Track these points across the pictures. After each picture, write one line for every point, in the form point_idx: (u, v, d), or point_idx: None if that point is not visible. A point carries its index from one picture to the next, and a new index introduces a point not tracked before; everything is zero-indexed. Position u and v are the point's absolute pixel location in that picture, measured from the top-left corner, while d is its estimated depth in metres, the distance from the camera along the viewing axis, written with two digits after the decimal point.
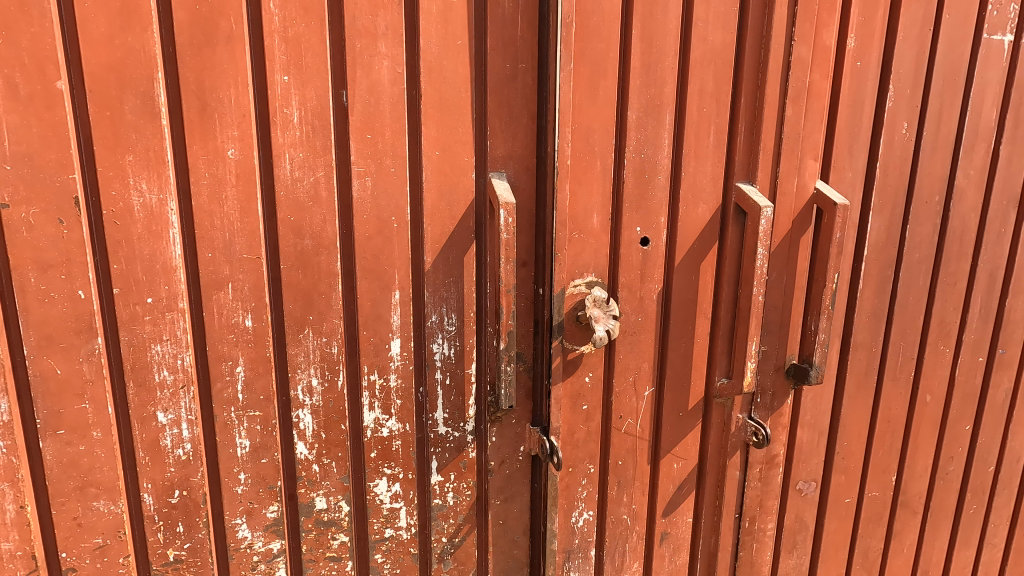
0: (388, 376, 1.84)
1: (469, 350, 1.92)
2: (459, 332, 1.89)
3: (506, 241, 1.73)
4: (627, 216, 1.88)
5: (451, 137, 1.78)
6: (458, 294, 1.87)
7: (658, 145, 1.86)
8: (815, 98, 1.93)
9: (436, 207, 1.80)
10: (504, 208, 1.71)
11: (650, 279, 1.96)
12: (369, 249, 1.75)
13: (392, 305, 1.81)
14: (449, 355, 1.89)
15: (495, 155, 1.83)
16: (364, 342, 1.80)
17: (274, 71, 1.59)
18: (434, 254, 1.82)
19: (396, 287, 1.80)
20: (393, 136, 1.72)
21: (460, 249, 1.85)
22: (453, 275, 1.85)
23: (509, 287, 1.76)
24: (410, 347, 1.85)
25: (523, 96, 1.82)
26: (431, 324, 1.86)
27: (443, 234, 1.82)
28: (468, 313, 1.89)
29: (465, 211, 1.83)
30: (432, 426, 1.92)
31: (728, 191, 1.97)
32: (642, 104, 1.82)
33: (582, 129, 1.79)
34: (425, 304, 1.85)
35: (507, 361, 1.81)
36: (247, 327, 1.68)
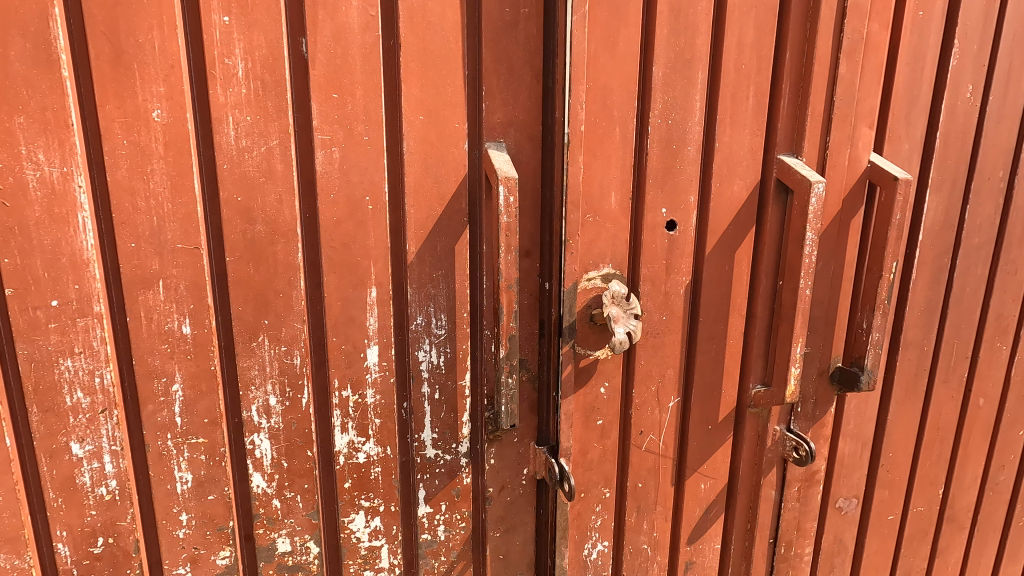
0: (364, 391, 1.53)
1: (462, 357, 1.60)
2: (450, 336, 1.58)
3: (506, 226, 1.41)
4: (650, 195, 1.56)
5: (438, 99, 1.45)
6: (448, 291, 1.55)
7: (689, 108, 1.54)
8: (873, 53, 1.62)
9: (420, 185, 1.47)
10: (504, 184, 1.40)
11: (677, 271, 1.65)
12: (338, 236, 1.43)
13: (367, 305, 1.48)
14: (437, 364, 1.58)
15: (492, 121, 1.50)
16: (334, 351, 1.48)
17: (211, 10, 1.24)
18: (418, 242, 1.49)
19: (372, 283, 1.48)
20: (366, 95, 1.39)
21: (450, 236, 1.52)
22: (441, 268, 1.53)
23: (511, 281, 1.45)
24: (390, 355, 1.54)
25: (526, 50, 1.50)
26: (415, 327, 1.54)
27: (429, 218, 1.49)
28: (461, 313, 1.57)
29: (456, 190, 1.50)
30: (419, 449, 1.60)
31: (768, 165, 1.66)
32: (670, 59, 1.50)
33: (599, 88, 1.46)
34: (408, 303, 1.52)
35: (508, 371, 1.50)
36: (184, 335, 1.35)
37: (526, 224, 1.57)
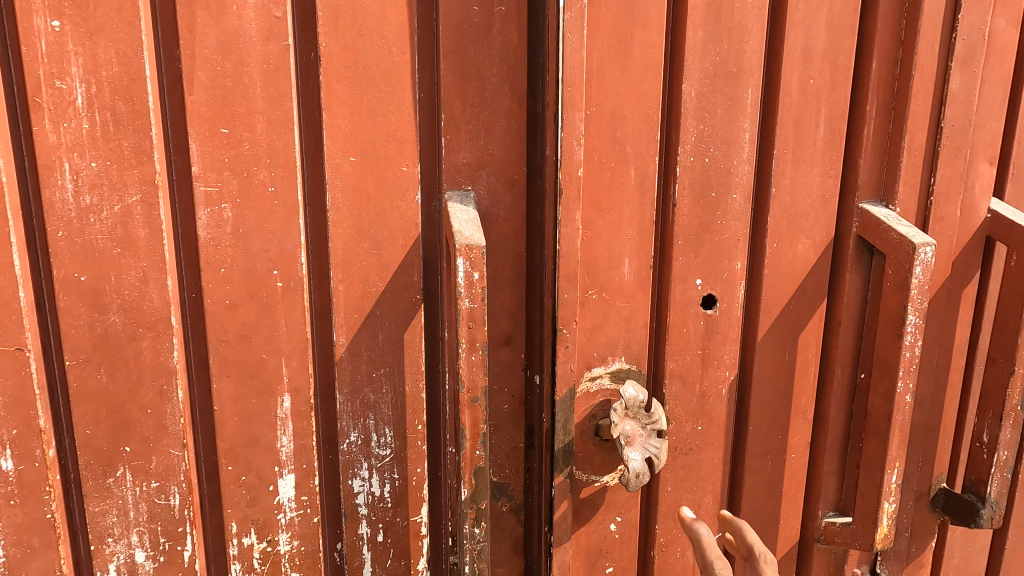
0: (276, 535, 1.10)
1: (416, 483, 1.16)
2: (398, 456, 1.14)
3: (469, 314, 0.97)
4: (679, 262, 1.11)
5: (377, 133, 1.03)
6: (394, 395, 1.12)
7: (734, 141, 1.10)
8: (995, 61, 1.16)
9: (352, 252, 1.05)
10: (463, 254, 0.95)
11: (717, 364, 1.18)
12: (233, 326, 1.02)
13: (278, 419, 1.06)
14: (380, 494, 1.15)
15: (456, 162, 1.08)
16: (230, 485, 1.06)
17: (33, 11, 0.85)
18: (350, 330, 1.08)
19: (285, 388, 1.06)
20: (272, 131, 0.98)
21: (396, 321, 1.10)
22: (385, 364, 1.11)
23: (476, 393, 1.00)
24: (312, 485, 1.11)
25: (503, 63, 1.07)
26: (347, 446, 1.12)
27: (366, 296, 1.07)
28: (413, 424, 1.14)
29: (405, 257, 1.08)
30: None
31: (844, 217, 1.19)
32: (707, 73, 1.06)
33: (605, 115, 1.03)
34: (337, 413, 1.10)
35: (474, 517, 1.04)
36: (4, 471, 0.94)
37: (505, 302, 1.13)
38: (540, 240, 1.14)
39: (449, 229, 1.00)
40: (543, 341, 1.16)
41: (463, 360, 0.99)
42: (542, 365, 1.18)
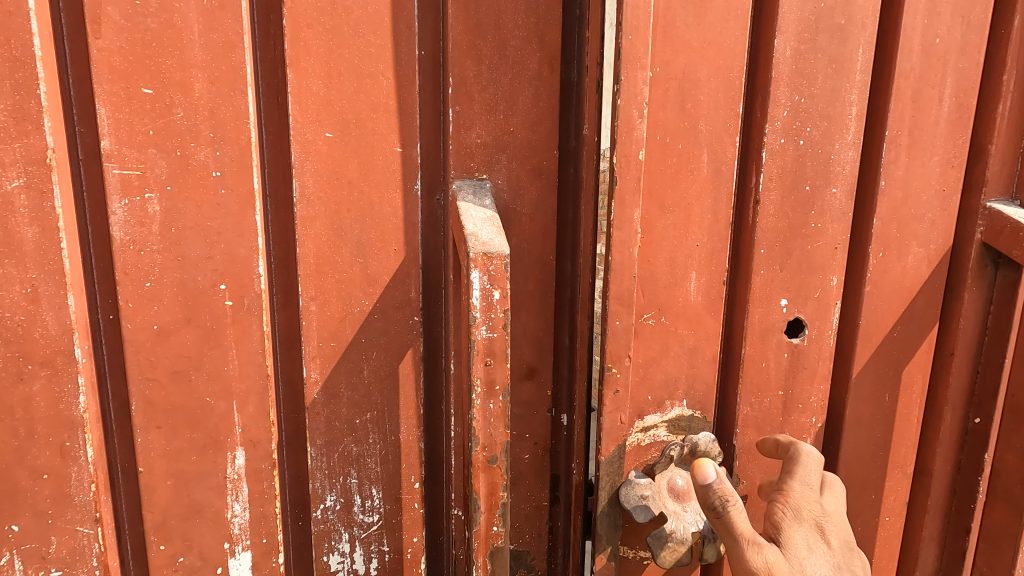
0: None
1: (412, 556, 0.90)
2: (388, 523, 0.88)
3: (485, 347, 0.70)
4: (761, 276, 0.84)
5: (362, 101, 0.76)
6: (383, 446, 0.86)
7: (837, 117, 0.83)
8: None
9: (327, 260, 0.78)
10: (479, 265, 0.68)
11: (803, 408, 0.90)
12: (163, 360, 0.74)
13: (228, 482, 0.79)
14: (365, 573, 0.88)
15: (468, 144, 0.81)
16: (163, 568, 0.79)
17: None
18: (326, 363, 0.81)
19: (237, 441, 0.79)
20: (215, 94, 0.71)
21: (387, 350, 0.83)
22: (372, 407, 0.84)
23: (494, 451, 0.73)
24: (274, 565, 0.83)
25: (530, 11, 0.80)
26: (321, 513, 0.85)
27: (347, 318, 0.81)
28: (406, 481, 0.87)
29: (398, 268, 0.81)
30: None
31: (965, 220, 0.93)
32: (807, 25, 0.79)
33: (672, 79, 0.76)
34: (309, 470, 0.84)
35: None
36: None
37: (528, 325, 0.87)
38: (572, 246, 0.88)
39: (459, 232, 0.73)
40: (574, 373, 0.89)
41: (479, 407, 0.71)
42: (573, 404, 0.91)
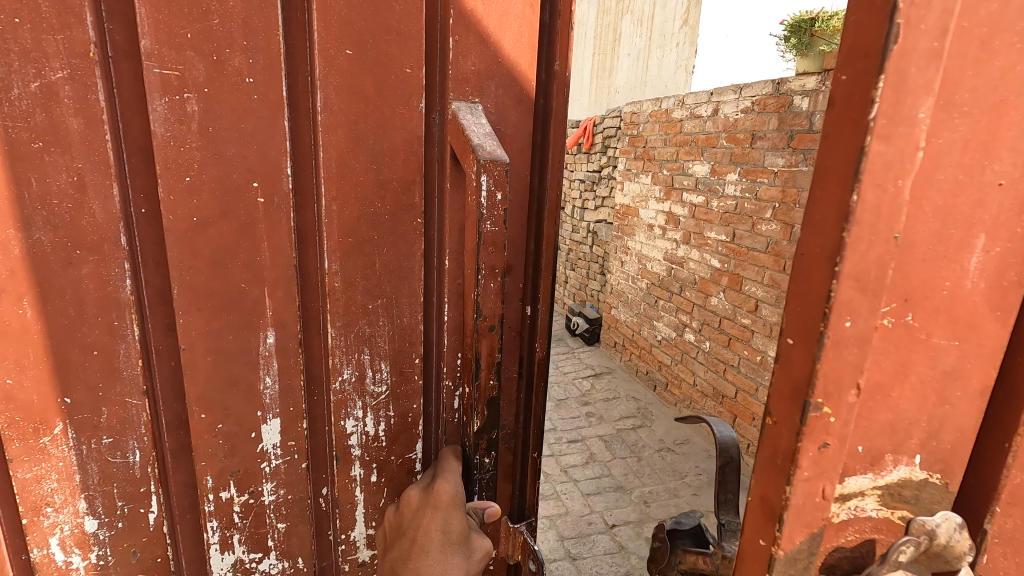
0: (260, 487, 0.88)
1: (411, 422, 0.98)
2: (394, 392, 0.95)
3: (490, 238, 0.84)
4: None
5: (377, 22, 0.77)
6: (391, 328, 0.91)
7: None
8: None
9: (344, 162, 0.80)
10: (486, 170, 0.80)
11: None
12: (202, 249, 0.74)
13: (261, 357, 0.82)
14: (375, 435, 0.95)
15: (465, 69, 0.85)
16: (202, 440, 0.81)
17: None
18: (342, 252, 0.83)
19: (268, 321, 0.81)
20: (249, 5, 0.69)
21: (396, 247, 0.88)
22: (382, 295, 0.89)
23: (493, 319, 0.89)
24: (301, 429, 0.89)
25: None
26: (338, 385, 0.89)
27: (359, 216, 0.83)
28: (409, 358, 0.94)
29: (406, 175, 0.85)
30: (347, 555, 1.00)
31: None
32: None
33: None
34: (329, 348, 0.87)
35: (485, 449, 0.97)
36: None
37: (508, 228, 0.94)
38: (541, 164, 0.97)
39: (463, 143, 0.83)
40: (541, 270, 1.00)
41: (482, 284, 0.86)
42: (537, 295, 1.02)
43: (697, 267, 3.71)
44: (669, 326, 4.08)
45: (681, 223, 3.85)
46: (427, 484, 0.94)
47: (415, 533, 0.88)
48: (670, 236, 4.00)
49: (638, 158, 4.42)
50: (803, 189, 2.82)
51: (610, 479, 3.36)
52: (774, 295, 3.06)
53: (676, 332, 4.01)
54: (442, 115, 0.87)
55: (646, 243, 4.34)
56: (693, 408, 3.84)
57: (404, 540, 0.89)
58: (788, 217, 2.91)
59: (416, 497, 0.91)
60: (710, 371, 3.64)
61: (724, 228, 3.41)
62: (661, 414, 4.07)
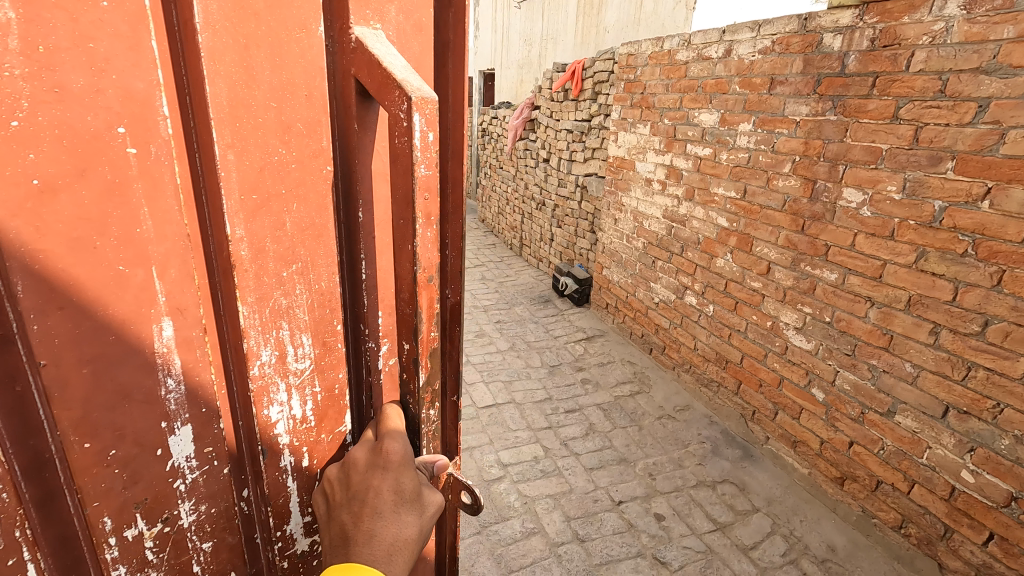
0: (175, 511, 0.64)
1: (339, 391, 0.78)
2: (320, 366, 0.74)
3: (424, 184, 0.64)
4: None
5: None
6: (309, 296, 0.69)
7: None
8: None
9: (239, 99, 0.56)
10: (418, 108, 0.60)
11: None
12: (52, 224, 0.46)
13: (159, 356, 0.57)
14: (303, 416, 0.74)
15: None
16: (96, 474, 0.55)
17: None
18: (250, 217, 0.61)
19: (162, 310, 0.56)
20: None
21: (307, 200, 0.66)
22: (295, 258, 0.67)
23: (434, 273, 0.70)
24: (218, 431, 0.66)
25: None
26: (258, 370, 0.67)
27: (268, 163, 0.61)
28: (326, 324, 0.73)
29: (313, 117, 0.64)
30: (284, 551, 0.79)
31: None
32: None
33: None
34: (238, 329, 0.64)
35: (431, 400, 0.79)
36: None
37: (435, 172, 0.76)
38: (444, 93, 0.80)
39: (381, 78, 0.61)
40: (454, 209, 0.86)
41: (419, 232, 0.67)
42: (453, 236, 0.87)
43: (701, 226, 3.47)
44: (667, 289, 3.87)
45: (684, 177, 3.56)
46: (370, 445, 0.76)
47: (363, 495, 0.70)
48: (671, 192, 3.72)
49: (633, 106, 4.07)
50: (829, 140, 2.54)
51: (612, 451, 3.22)
52: (789, 257, 2.83)
53: (675, 295, 3.80)
54: (338, 41, 0.65)
55: (643, 200, 4.05)
56: (694, 373, 3.71)
57: (352, 500, 0.70)
58: (810, 171, 2.65)
59: (360, 458, 0.74)
60: (714, 336, 3.47)
61: (733, 183, 3.15)
62: (659, 378, 3.93)
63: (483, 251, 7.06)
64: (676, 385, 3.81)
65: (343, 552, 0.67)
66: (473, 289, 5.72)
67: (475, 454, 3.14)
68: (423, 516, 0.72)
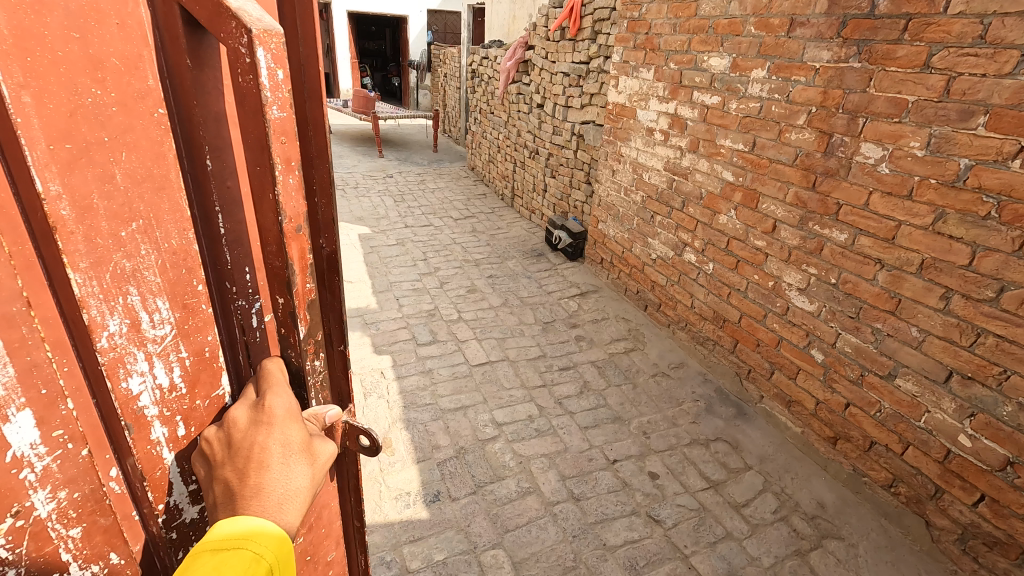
0: (28, 503, 0.63)
1: (211, 353, 0.81)
2: (181, 329, 0.75)
3: (279, 127, 0.69)
4: None
5: None
6: (158, 257, 0.69)
7: None
8: None
9: (26, 28, 0.51)
10: (261, 41, 0.62)
11: None
12: None
13: None
14: (171, 385, 0.76)
15: None
16: None
17: None
18: (64, 173, 0.57)
19: None
20: None
21: (137, 149, 0.64)
22: (135, 216, 0.65)
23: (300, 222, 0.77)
24: (67, 412, 0.65)
25: None
26: (106, 343, 0.66)
27: (81, 108, 0.57)
28: (185, 283, 0.74)
29: (132, 54, 0.61)
30: (170, 522, 0.81)
31: None
32: None
33: None
34: (75, 300, 0.61)
35: (313, 350, 0.87)
36: None
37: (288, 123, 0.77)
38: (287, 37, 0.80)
39: (210, 6, 0.61)
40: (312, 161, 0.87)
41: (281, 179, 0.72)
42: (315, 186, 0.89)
43: (705, 180, 3.31)
44: (666, 245, 3.75)
45: (689, 127, 3.37)
46: (250, 402, 0.80)
47: (246, 451, 0.73)
48: (674, 143, 3.53)
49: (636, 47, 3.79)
50: (850, 90, 2.37)
51: (606, 409, 3.20)
52: (796, 215, 2.71)
53: (673, 252, 3.69)
54: None
55: (643, 150, 3.86)
56: (689, 330, 3.66)
57: (236, 457, 0.73)
58: (826, 124, 2.49)
59: (242, 417, 0.77)
60: (712, 294, 3.40)
61: (742, 135, 2.97)
62: (654, 335, 3.89)
63: (474, 201, 6.81)
64: (671, 343, 3.78)
65: (230, 508, 0.69)
66: (464, 241, 5.54)
67: (469, 413, 3.10)
68: (315, 464, 0.79)
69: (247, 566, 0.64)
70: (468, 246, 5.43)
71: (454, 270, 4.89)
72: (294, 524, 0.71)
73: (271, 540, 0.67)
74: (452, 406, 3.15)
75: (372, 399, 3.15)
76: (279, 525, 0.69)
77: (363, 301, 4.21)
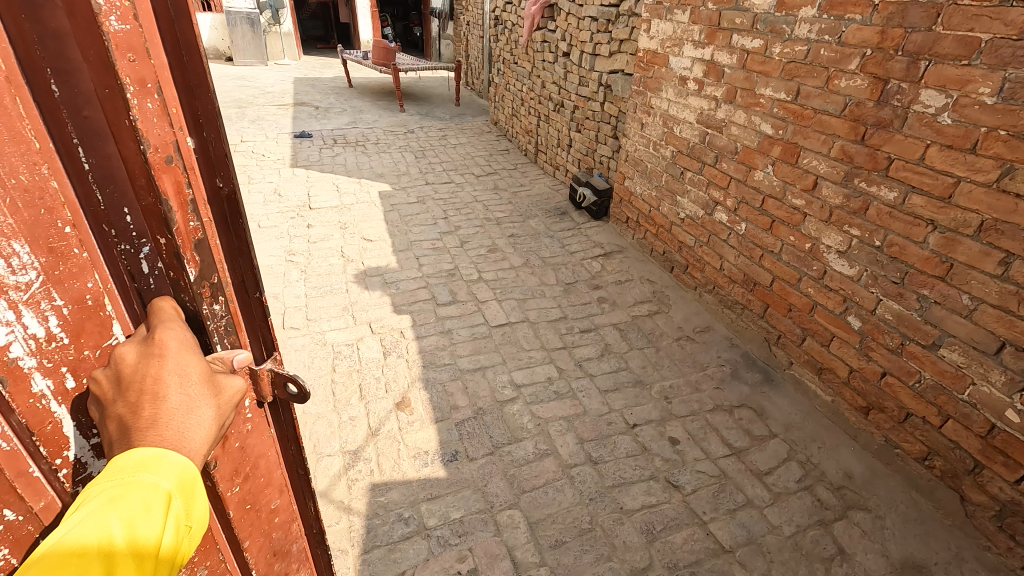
0: None
1: (94, 302, 0.75)
2: (50, 275, 0.69)
3: (122, 40, 0.67)
4: None
5: None
6: (4, 195, 0.64)
7: None
8: None
9: None
10: None
11: None
12: None
13: None
14: (48, 334, 0.70)
15: None
16: None
17: None
18: None
19: None
20: None
21: None
22: None
23: (170, 152, 0.76)
24: None
25: None
26: None
27: None
28: (48, 224, 0.68)
29: None
30: (72, 477, 0.77)
31: None
32: None
33: None
34: None
35: (211, 296, 0.86)
36: None
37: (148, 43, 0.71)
38: None
39: None
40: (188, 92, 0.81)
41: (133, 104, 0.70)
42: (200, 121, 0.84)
43: (741, 133, 3.08)
44: (696, 204, 3.56)
45: (726, 75, 3.12)
46: (141, 338, 0.78)
47: (139, 384, 0.73)
48: (708, 92, 3.29)
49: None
50: (913, 29, 2.12)
51: (627, 373, 3.14)
52: (841, 171, 2.51)
53: (703, 211, 3.51)
54: None
55: (675, 101, 3.61)
56: (717, 293, 3.52)
57: (127, 392, 0.73)
58: (882, 69, 2.25)
59: (130, 354, 0.75)
60: (743, 256, 3.24)
61: (784, 83, 2.73)
62: (679, 298, 3.76)
63: (496, 157, 6.61)
64: (697, 306, 3.65)
65: (126, 442, 0.71)
66: (485, 199, 5.41)
67: (487, 374, 3.08)
68: (219, 397, 0.82)
69: (148, 499, 0.67)
70: (489, 204, 5.30)
71: (475, 229, 4.79)
72: (198, 452, 0.76)
73: (172, 474, 0.70)
74: (471, 366, 3.13)
75: (393, 358, 3.16)
76: (184, 455, 0.74)
77: (383, 260, 4.17)
